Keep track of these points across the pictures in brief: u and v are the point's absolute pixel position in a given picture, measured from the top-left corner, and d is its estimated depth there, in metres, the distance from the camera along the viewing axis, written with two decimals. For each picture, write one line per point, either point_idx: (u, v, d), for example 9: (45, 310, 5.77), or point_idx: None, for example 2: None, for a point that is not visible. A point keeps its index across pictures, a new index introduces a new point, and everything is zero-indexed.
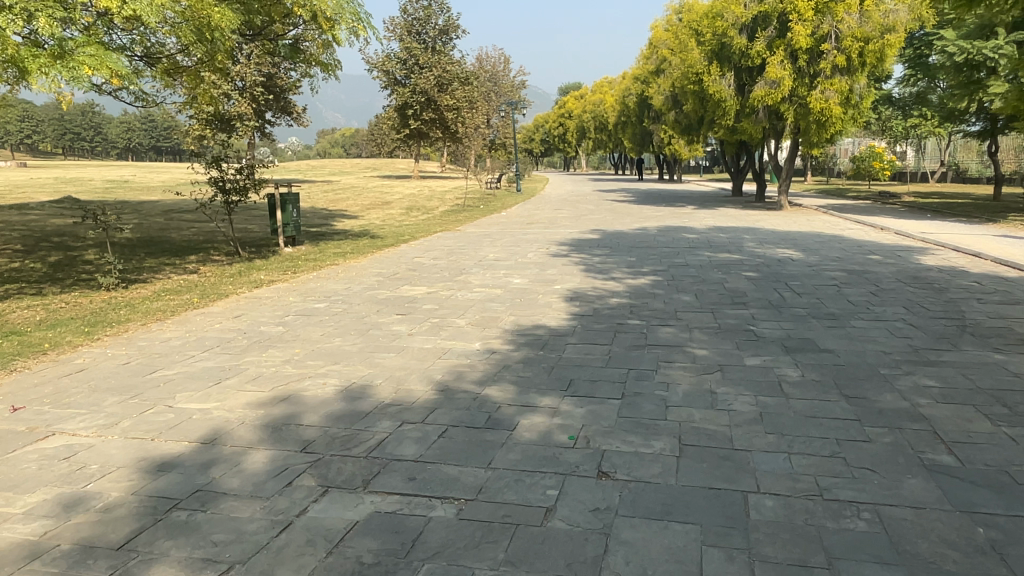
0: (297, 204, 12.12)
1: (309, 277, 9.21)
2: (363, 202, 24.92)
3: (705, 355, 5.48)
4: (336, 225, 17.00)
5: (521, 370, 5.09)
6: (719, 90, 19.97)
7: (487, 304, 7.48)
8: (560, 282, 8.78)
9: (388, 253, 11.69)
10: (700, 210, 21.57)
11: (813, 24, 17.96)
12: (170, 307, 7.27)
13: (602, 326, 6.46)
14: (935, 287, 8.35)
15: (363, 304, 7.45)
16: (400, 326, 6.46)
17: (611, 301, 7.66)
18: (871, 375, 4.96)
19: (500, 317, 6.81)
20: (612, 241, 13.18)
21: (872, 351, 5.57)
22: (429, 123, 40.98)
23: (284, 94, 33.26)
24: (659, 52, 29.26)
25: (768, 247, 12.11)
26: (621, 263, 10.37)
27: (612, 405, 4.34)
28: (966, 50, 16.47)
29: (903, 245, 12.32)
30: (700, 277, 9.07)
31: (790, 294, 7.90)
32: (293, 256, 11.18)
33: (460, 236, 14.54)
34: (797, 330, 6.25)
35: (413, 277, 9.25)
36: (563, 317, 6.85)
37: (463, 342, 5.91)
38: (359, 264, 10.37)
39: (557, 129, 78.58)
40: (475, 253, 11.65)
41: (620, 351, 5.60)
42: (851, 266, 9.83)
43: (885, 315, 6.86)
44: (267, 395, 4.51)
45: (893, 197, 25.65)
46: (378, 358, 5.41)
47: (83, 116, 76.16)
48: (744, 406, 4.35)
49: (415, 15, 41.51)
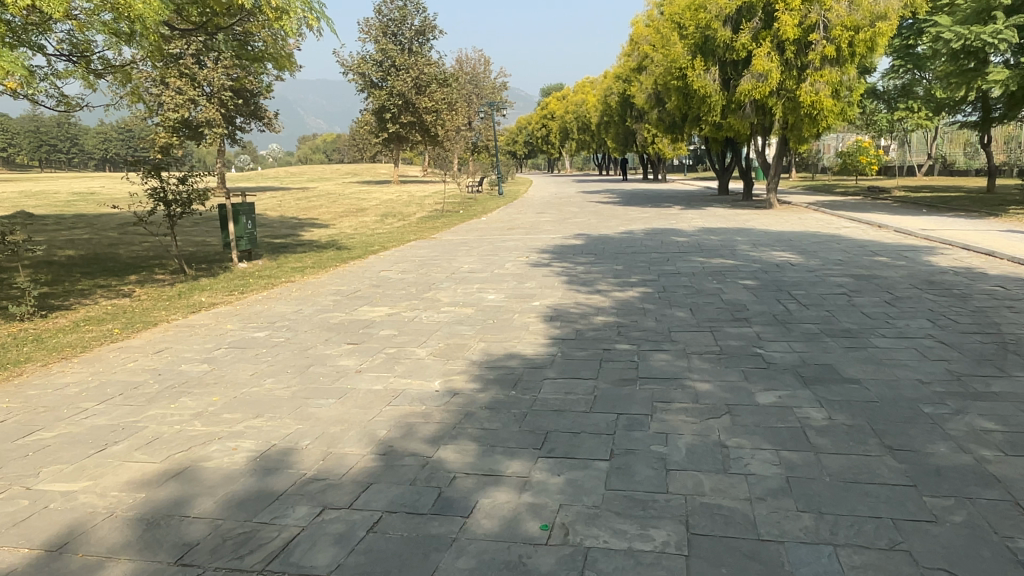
0: (251, 215, 11.14)
1: (257, 298, 8.24)
2: (337, 209, 23.95)
3: (710, 391, 4.55)
4: (304, 235, 16.03)
5: (486, 420, 4.13)
6: (704, 85, 19.12)
7: (453, 328, 6.52)
8: (539, 298, 7.84)
9: (353, 266, 10.72)
10: (687, 210, 20.77)
11: (801, 13, 17.04)
12: (84, 341, 6.26)
13: (586, 354, 5.51)
14: (956, 293, 7.47)
15: (310, 332, 6.46)
16: (347, 360, 5.48)
17: (596, 320, 6.71)
18: (915, 415, 4.04)
19: (467, 345, 5.85)
20: (596, 248, 12.30)
21: (907, 381, 4.66)
22: (407, 126, 40.13)
23: (254, 98, 32.27)
24: (640, 49, 28.43)
25: (764, 249, 11.26)
26: (607, 273, 9.43)
27: (597, 472, 3.37)
28: (963, 36, 15.44)
29: (907, 244, 11.52)
30: (694, 287, 8.16)
31: (796, 306, 7.01)
32: (246, 272, 10.19)
33: (434, 244, 13.60)
34: (813, 354, 5.33)
35: (375, 295, 8.28)
36: (540, 342, 5.89)
37: (419, 380, 4.93)
38: (317, 281, 9.41)
39: (539, 131, 77.92)
40: (449, 264, 10.71)
41: (608, 387, 4.66)
42: (857, 270, 8.98)
43: (909, 330, 5.96)
44: (156, 470, 3.53)
45: (883, 193, 24.96)
46: (312, 406, 4.43)
47: (58, 128, 74.64)
48: (764, 467, 3.41)
49: (390, 16, 40.40)
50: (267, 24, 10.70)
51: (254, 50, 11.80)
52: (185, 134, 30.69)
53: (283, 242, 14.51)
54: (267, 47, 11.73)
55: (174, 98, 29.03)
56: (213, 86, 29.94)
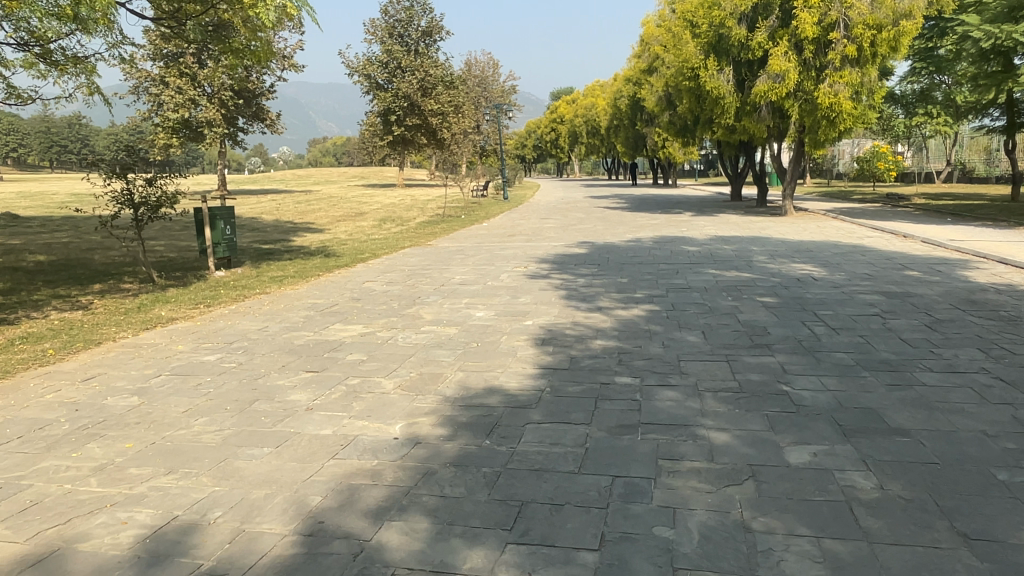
0: (229, 220, 10.34)
1: (222, 312, 7.48)
2: (336, 212, 23.23)
3: (727, 444, 3.71)
4: (296, 241, 15.25)
5: (448, 483, 3.30)
6: (717, 86, 18.24)
7: (431, 352, 5.71)
8: (532, 316, 7.03)
9: (337, 276, 9.94)
10: (699, 216, 19.92)
11: (821, 10, 16.19)
12: (9, 363, 5.50)
13: (581, 391, 4.68)
14: (1004, 315, 6.60)
15: (267, 355, 5.66)
16: (298, 394, 4.68)
17: (594, 345, 5.87)
18: (989, 485, 3.20)
19: (443, 376, 5.03)
20: (600, 257, 11.49)
21: (967, 433, 3.80)
22: (413, 129, 39.43)
23: (256, 99, 31.74)
24: (652, 50, 27.51)
25: (782, 261, 10.41)
26: (610, 287, 8.61)
27: (580, 571, 2.55)
28: (993, 35, 14.30)
29: (936, 257, 10.63)
30: (706, 305, 7.33)
31: (823, 330, 6.16)
32: (220, 282, 9.41)
33: (429, 252, 12.83)
34: (849, 394, 4.48)
35: (352, 310, 7.51)
36: (528, 373, 5.06)
37: (377, 423, 4.11)
38: (293, 292, 8.65)
39: (548, 135, 77.05)
40: (440, 275, 9.91)
41: (604, 437, 3.83)
42: (887, 287, 8.11)
43: (958, 362, 5.10)
44: (11, 556, 2.74)
45: (904, 200, 23.97)
46: (240, 459, 3.63)
47: (70, 128, 74.33)
48: (803, 567, 2.57)
49: (397, 17, 39.72)
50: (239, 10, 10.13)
51: (229, 41, 11.23)
52: (186, 135, 30.20)
53: (271, 248, 13.75)
54: (245, 39, 11.16)
55: (175, 97, 29.05)
56: (214, 86, 29.62)
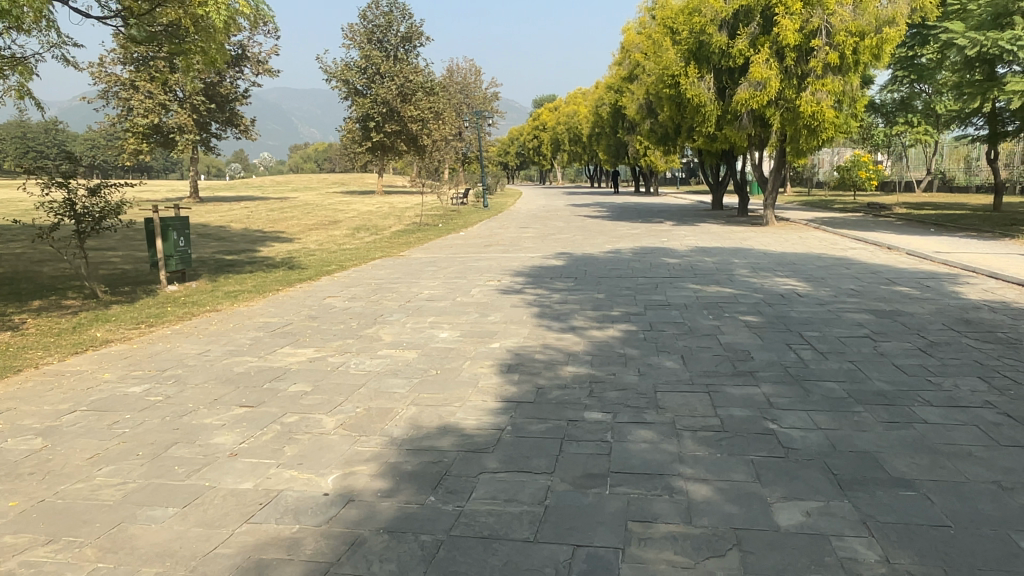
0: (182, 231, 9.83)
1: (165, 334, 6.90)
2: (309, 220, 22.65)
3: (707, 500, 3.21)
4: (261, 251, 14.66)
5: (377, 556, 2.78)
6: (698, 94, 17.87)
7: (384, 381, 5.16)
8: (499, 338, 6.53)
9: (297, 290, 9.39)
10: (679, 226, 19.54)
11: (802, 17, 15.92)
12: None
13: (545, 430, 4.16)
14: (1000, 337, 6.19)
15: (202, 387, 5.10)
16: (225, 437, 4.13)
17: (564, 372, 5.35)
18: (1013, 556, 2.73)
19: (393, 413, 4.49)
20: (577, 270, 11.03)
21: (979, 485, 3.34)
22: (392, 135, 38.92)
23: (229, 104, 31.12)
24: (632, 56, 27.16)
25: (765, 275, 9.99)
26: (585, 304, 8.11)
27: None
28: (979, 42, 13.98)
29: (923, 271, 10.27)
30: (686, 326, 6.86)
31: (811, 354, 5.70)
32: (170, 298, 8.84)
33: (400, 264, 12.29)
34: (842, 434, 4.00)
35: (306, 330, 6.98)
36: (488, 408, 4.53)
37: (308, 474, 3.57)
38: (247, 310, 8.09)
39: (531, 142, 76.71)
40: (407, 290, 9.36)
41: (566, 492, 3.32)
42: (876, 305, 7.70)
43: (959, 394, 4.65)
44: None
45: (886, 209, 23.80)
46: (137, 525, 3.10)
47: (45, 133, 73.02)
48: None
49: (376, 22, 39.19)
50: (187, 6, 9.63)
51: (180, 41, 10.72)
52: (156, 140, 29.53)
53: (233, 259, 13.15)
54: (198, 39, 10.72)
55: (144, 102, 28.52)
56: (185, 90, 29.05)
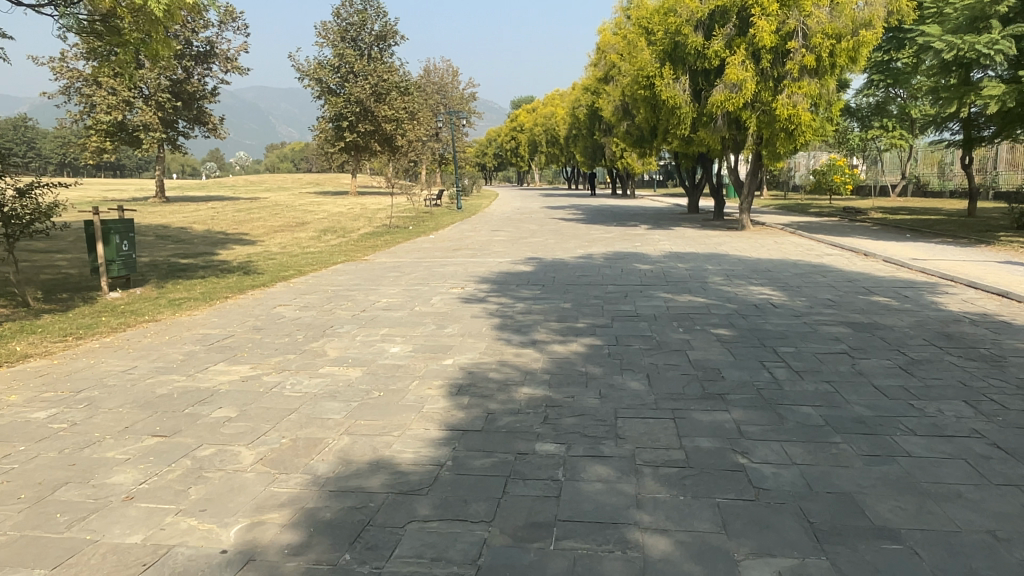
0: (126, 234, 9.27)
1: (90, 349, 6.35)
2: (275, 222, 22.02)
3: (666, 558, 2.78)
4: (219, 254, 14.07)
5: None
6: (673, 95, 17.56)
7: (319, 405, 4.68)
8: (454, 353, 6.08)
9: (247, 298, 8.86)
10: (654, 230, 19.22)
11: (778, 18, 15.69)
12: None
13: (488, 466, 3.70)
14: (984, 353, 5.85)
15: (116, 413, 4.59)
16: (125, 476, 3.64)
17: (518, 395, 4.91)
18: None
19: (322, 443, 4.01)
20: (546, 277, 10.60)
21: (972, 535, 2.94)
22: (366, 135, 38.31)
23: (196, 102, 30.34)
24: (608, 57, 26.84)
25: (738, 283, 9.64)
26: (549, 315, 7.68)
27: None
28: (955, 46, 13.73)
29: (901, 279, 9.98)
30: (654, 340, 6.45)
31: (785, 373, 5.31)
32: (108, 307, 8.27)
33: (362, 269, 11.78)
34: (818, 472, 3.60)
35: (246, 343, 6.46)
36: (429, 438, 4.07)
37: (210, 524, 3.11)
38: (189, 320, 7.55)
39: (508, 144, 76.30)
40: (364, 298, 8.86)
41: (502, 548, 2.87)
42: (853, 317, 7.35)
43: (946, 423, 4.26)
44: None
45: (861, 214, 23.71)
46: None
47: (12, 129, 71.16)
48: None
49: (350, 20, 38.52)
50: None
51: (120, 32, 10.14)
52: (121, 139, 28.68)
53: (187, 263, 12.55)
54: (140, 30, 10.15)
55: (107, 99, 27.68)
56: (150, 87, 28.23)
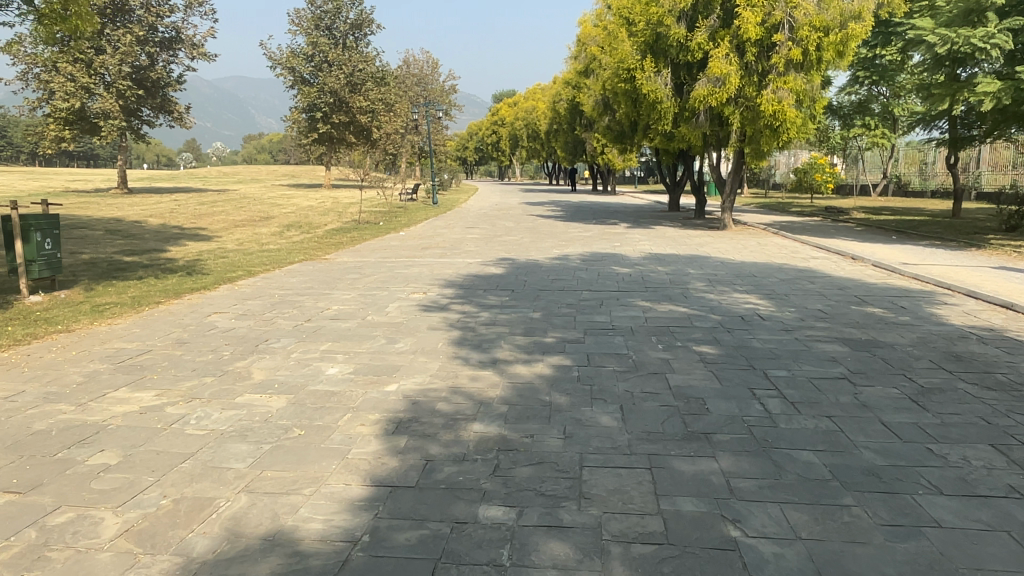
0: (49, 232, 8.31)
1: None
2: (238, 216, 20.99)
3: None
4: (169, 251, 13.13)
5: None
6: (654, 89, 16.82)
7: (223, 448, 3.85)
8: (400, 376, 5.27)
9: (181, 304, 7.99)
10: (635, 229, 18.51)
11: (765, 10, 15.01)
12: None
13: (416, 542, 2.90)
14: (1001, 380, 5.15)
15: None
16: None
17: (467, 434, 4.11)
18: None
19: (211, 507, 3.20)
20: (515, 281, 9.82)
21: None
22: (341, 127, 37.29)
23: (161, 90, 29.10)
24: (588, 50, 26.07)
25: (723, 290, 8.92)
26: (515, 327, 6.92)
27: None
28: (949, 40, 13.14)
29: (896, 287, 9.32)
30: (630, 360, 5.69)
31: (779, 406, 4.58)
32: (22, 315, 7.34)
33: (319, 270, 10.92)
34: (834, 552, 2.84)
35: (161, 362, 5.60)
36: (347, 498, 3.27)
37: None
38: (106, 331, 6.66)
39: (489, 137, 75.23)
40: (312, 304, 8.03)
41: None
42: (849, 332, 6.66)
43: (979, 477, 3.53)
44: None
45: (844, 214, 23.21)
46: None
47: None
48: None
49: (324, 8, 37.36)
50: None
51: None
52: (80, 127, 27.42)
53: (130, 261, 11.59)
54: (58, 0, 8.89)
55: (65, 85, 26.29)
56: (111, 73, 26.95)
